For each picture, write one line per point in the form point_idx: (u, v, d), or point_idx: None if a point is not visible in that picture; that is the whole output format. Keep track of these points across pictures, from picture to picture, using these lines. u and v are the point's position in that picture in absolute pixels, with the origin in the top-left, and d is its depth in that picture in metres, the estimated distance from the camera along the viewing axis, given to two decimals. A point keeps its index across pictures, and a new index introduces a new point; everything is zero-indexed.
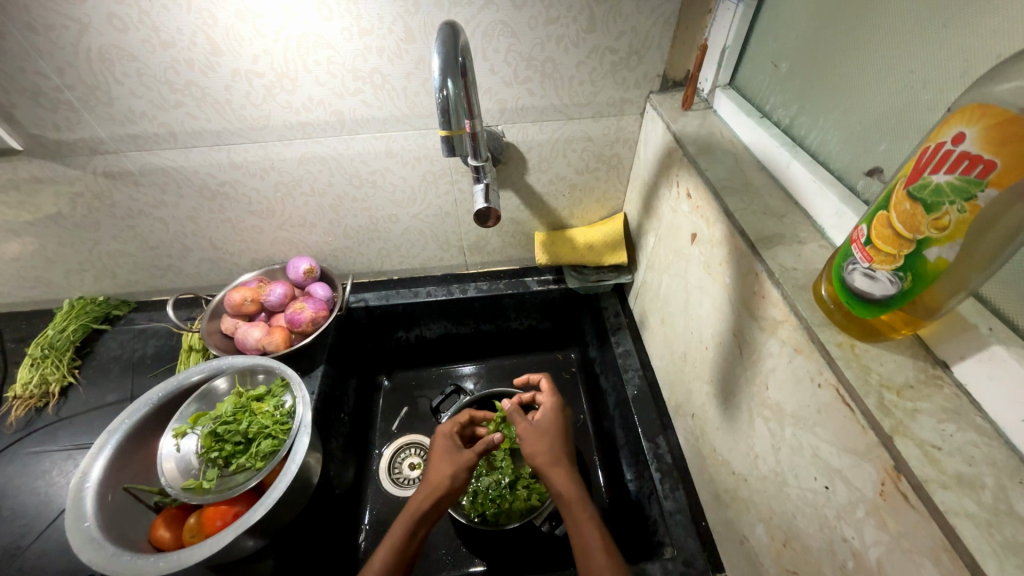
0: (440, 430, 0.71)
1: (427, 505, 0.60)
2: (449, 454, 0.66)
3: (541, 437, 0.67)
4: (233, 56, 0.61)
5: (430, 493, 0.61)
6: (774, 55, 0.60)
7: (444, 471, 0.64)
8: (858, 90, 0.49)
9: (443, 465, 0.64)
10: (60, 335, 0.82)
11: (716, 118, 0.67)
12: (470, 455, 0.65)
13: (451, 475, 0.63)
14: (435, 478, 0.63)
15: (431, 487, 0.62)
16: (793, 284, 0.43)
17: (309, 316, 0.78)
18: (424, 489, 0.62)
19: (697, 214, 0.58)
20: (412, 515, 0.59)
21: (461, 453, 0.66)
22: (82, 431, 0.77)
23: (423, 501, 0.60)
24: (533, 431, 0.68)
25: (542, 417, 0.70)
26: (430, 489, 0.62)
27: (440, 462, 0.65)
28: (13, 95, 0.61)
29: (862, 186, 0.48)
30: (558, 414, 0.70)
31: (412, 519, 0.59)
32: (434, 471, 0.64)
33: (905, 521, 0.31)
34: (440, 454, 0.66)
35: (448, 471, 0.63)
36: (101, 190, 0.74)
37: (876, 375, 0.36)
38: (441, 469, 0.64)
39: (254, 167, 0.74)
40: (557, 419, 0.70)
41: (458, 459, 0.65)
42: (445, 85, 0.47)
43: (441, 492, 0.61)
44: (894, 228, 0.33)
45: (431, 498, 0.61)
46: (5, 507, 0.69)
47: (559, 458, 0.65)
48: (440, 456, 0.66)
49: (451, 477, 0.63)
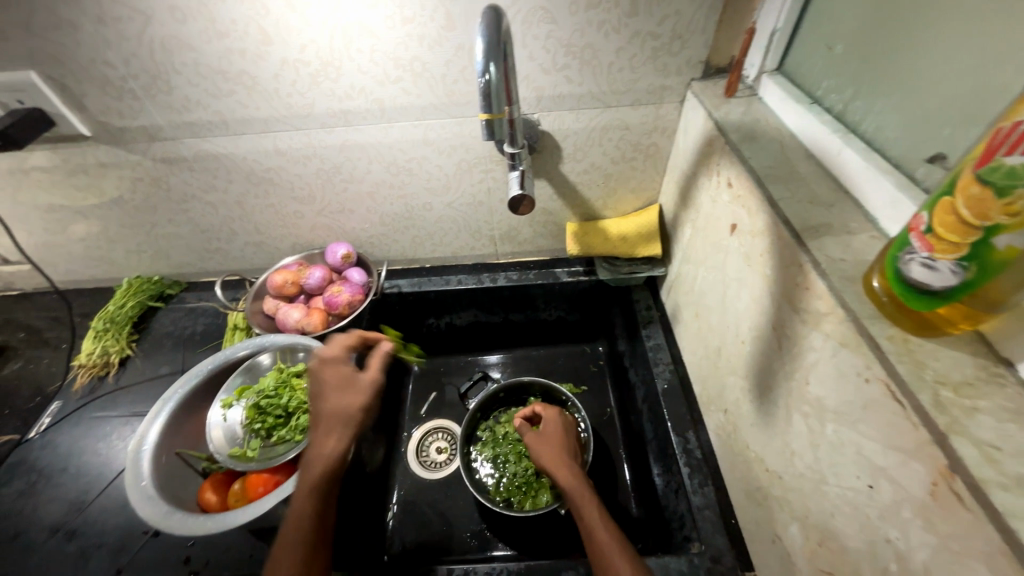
0: (317, 368, 0.60)
1: (335, 446, 0.55)
2: (341, 387, 0.59)
3: (545, 441, 0.71)
4: (282, 45, 0.63)
5: (336, 435, 0.55)
6: (829, 37, 0.57)
7: (341, 403, 0.57)
8: (922, 71, 0.46)
9: (345, 399, 0.58)
10: (120, 310, 0.89)
11: (762, 105, 0.64)
12: (362, 380, 0.60)
13: (348, 410, 0.57)
14: (330, 415, 0.56)
15: (334, 423, 0.56)
16: (841, 276, 0.41)
17: (346, 299, 0.81)
18: (324, 429, 0.56)
19: (738, 204, 0.57)
20: (322, 464, 0.54)
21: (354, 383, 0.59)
22: (138, 400, 0.83)
23: (332, 447, 0.55)
24: (538, 436, 0.73)
25: (546, 425, 0.75)
26: (336, 426, 0.56)
27: (337, 395, 0.58)
28: (84, 84, 0.66)
29: (922, 174, 0.45)
30: (561, 422, 0.75)
31: (319, 472, 0.53)
32: (330, 406, 0.57)
33: (956, 524, 0.30)
34: (332, 387, 0.59)
35: (354, 403, 0.58)
36: (158, 175, 0.79)
37: (931, 371, 0.34)
38: (335, 399, 0.58)
39: (298, 155, 0.77)
40: (560, 426, 0.75)
41: (356, 390, 0.59)
42: (487, 70, 0.48)
43: (344, 428, 0.56)
44: (960, 214, 0.31)
45: (338, 436, 0.55)
46: (71, 465, 0.75)
47: (564, 456, 0.69)
48: (333, 389, 0.58)
49: (354, 407, 0.57)
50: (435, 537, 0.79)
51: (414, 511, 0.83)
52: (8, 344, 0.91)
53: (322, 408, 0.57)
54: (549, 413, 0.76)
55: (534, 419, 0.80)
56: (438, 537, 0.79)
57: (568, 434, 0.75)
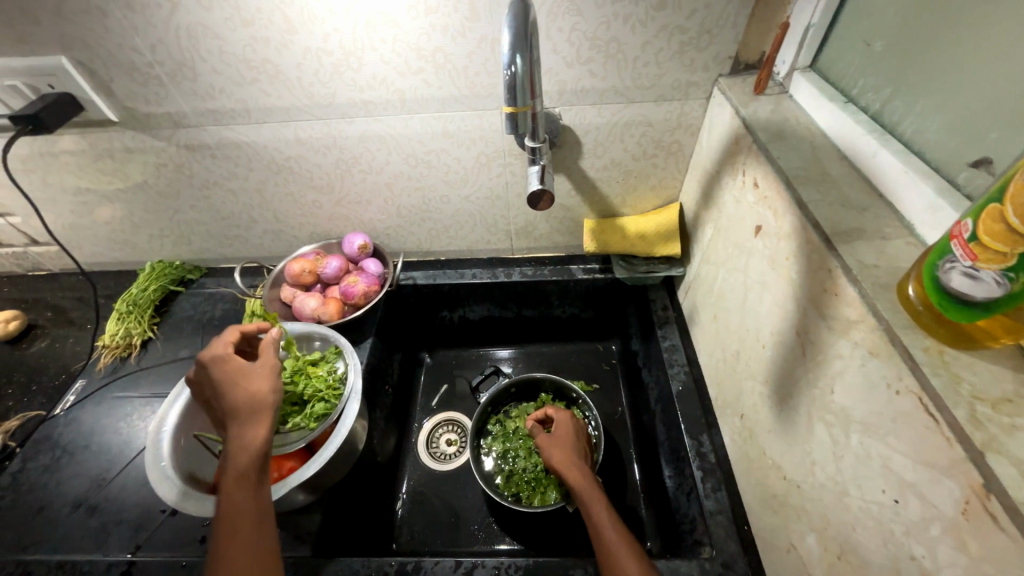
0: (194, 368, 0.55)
1: (253, 434, 0.50)
2: (241, 375, 0.53)
3: (557, 443, 0.71)
4: (306, 34, 0.63)
5: (258, 423, 0.51)
6: (866, 33, 0.55)
7: (255, 391, 0.52)
8: (968, 71, 0.44)
9: (251, 385, 0.53)
10: (143, 293, 0.91)
11: (792, 103, 0.62)
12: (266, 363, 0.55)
13: (253, 396, 0.52)
14: (233, 408, 0.51)
15: (243, 414, 0.51)
16: (874, 283, 0.39)
17: (361, 290, 0.82)
18: (234, 424, 0.50)
19: (764, 205, 0.55)
20: (248, 454, 0.49)
21: (255, 369, 0.54)
22: (158, 381, 0.85)
23: (252, 434, 0.50)
24: (550, 438, 0.73)
25: (558, 427, 0.75)
26: (249, 415, 0.51)
27: (244, 384, 0.53)
28: (112, 70, 0.67)
29: (964, 179, 0.43)
30: (573, 423, 0.75)
31: (245, 462, 0.48)
32: (235, 396, 0.52)
33: (990, 545, 0.29)
34: (234, 378, 0.53)
35: (263, 388, 0.53)
36: (182, 161, 0.80)
37: (968, 385, 0.33)
38: (234, 391, 0.52)
39: (318, 144, 0.77)
40: (572, 428, 0.74)
41: (257, 377, 0.54)
42: (514, 61, 0.47)
43: (254, 414, 0.51)
44: (1008, 223, 0.29)
45: (258, 425, 0.50)
46: (94, 442, 0.77)
47: (576, 457, 0.69)
48: (237, 379, 0.53)
49: (264, 391, 0.52)
50: (444, 528, 0.80)
51: (423, 502, 0.83)
52: (36, 323, 0.94)
53: (229, 402, 0.51)
54: (561, 415, 0.76)
55: (546, 421, 0.79)
56: (447, 528, 0.80)
57: (579, 436, 0.74)
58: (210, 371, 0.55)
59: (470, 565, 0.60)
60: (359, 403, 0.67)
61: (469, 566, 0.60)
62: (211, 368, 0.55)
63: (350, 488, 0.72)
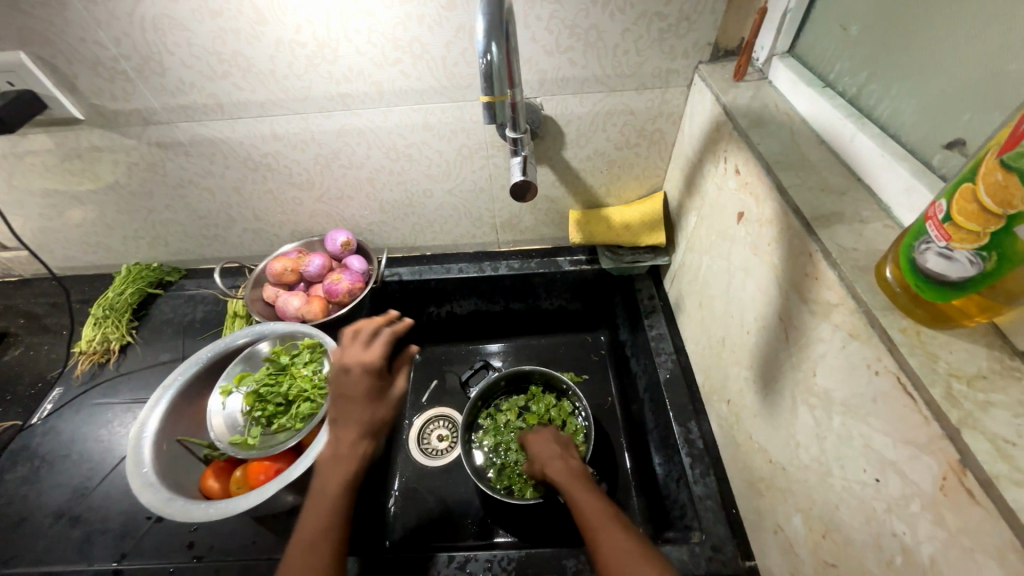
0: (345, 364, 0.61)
1: (364, 452, 0.57)
2: (372, 396, 0.60)
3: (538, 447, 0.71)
4: (278, 25, 0.61)
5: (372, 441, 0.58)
6: (843, 18, 0.55)
7: (376, 416, 0.59)
8: (941, 54, 0.44)
9: (379, 406, 0.60)
10: (119, 297, 0.88)
11: (771, 89, 0.62)
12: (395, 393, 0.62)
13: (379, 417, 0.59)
14: (360, 420, 0.58)
15: (366, 429, 0.58)
16: (853, 266, 0.40)
17: (346, 287, 0.81)
18: (355, 434, 0.57)
19: (746, 191, 0.55)
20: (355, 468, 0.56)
21: (385, 394, 0.61)
22: (139, 387, 0.83)
23: (362, 452, 0.57)
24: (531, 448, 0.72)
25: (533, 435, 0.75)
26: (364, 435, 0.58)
27: (369, 405, 0.59)
28: (75, 65, 0.65)
29: (938, 161, 0.44)
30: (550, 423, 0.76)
31: (351, 474, 0.55)
32: (357, 414, 0.58)
33: (967, 519, 0.29)
34: (366, 396, 0.60)
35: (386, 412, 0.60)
36: (154, 159, 0.78)
37: (944, 364, 0.33)
38: (367, 408, 0.59)
39: (296, 139, 0.75)
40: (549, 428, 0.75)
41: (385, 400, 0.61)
42: (489, 50, 0.46)
43: (370, 437, 0.58)
44: (981, 202, 0.30)
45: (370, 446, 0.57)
46: (74, 451, 0.75)
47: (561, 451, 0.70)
48: (365, 399, 0.60)
49: (384, 419, 0.60)
50: (437, 523, 0.80)
51: (415, 498, 0.83)
52: (8, 330, 0.91)
53: (359, 411, 0.59)
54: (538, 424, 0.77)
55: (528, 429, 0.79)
56: (440, 523, 0.80)
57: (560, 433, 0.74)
58: (343, 378, 0.61)
59: (463, 559, 0.60)
60: None
61: (461, 560, 0.60)
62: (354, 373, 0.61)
63: None
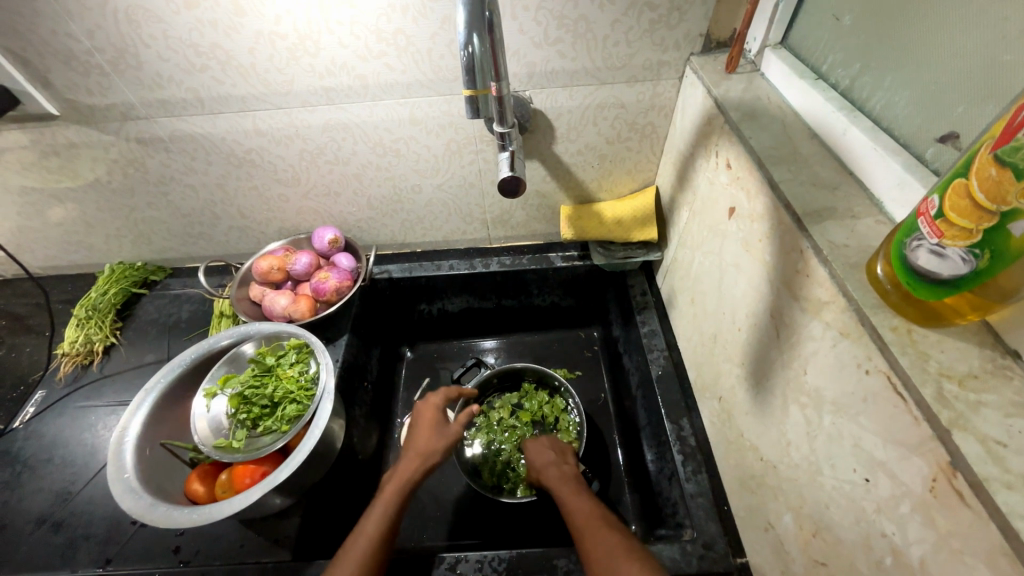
0: (426, 402, 0.72)
1: (413, 473, 0.62)
2: (434, 428, 0.68)
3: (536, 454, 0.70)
4: (256, 17, 0.59)
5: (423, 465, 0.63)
6: (836, 8, 0.54)
7: (432, 442, 0.66)
8: (934, 45, 0.43)
9: (436, 437, 0.67)
10: (102, 297, 0.86)
11: (763, 81, 0.61)
12: (456, 427, 0.69)
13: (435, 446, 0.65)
14: (420, 445, 0.65)
15: (420, 454, 0.64)
16: (845, 263, 0.39)
17: (333, 286, 0.79)
18: (411, 457, 0.64)
19: (737, 186, 0.54)
20: (404, 482, 0.60)
21: (446, 428, 0.69)
22: (123, 388, 0.81)
23: (414, 469, 0.62)
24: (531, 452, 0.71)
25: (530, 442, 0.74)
26: (419, 456, 0.64)
27: (428, 433, 0.67)
28: (47, 59, 0.62)
29: (931, 155, 0.43)
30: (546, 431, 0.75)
31: (398, 489, 0.59)
32: (417, 442, 0.66)
33: (957, 521, 0.29)
34: (428, 428, 0.68)
35: (440, 443, 0.66)
36: (134, 156, 0.76)
37: (936, 363, 0.33)
38: (426, 438, 0.66)
39: (279, 135, 0.74)
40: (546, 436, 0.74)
41: (445, 433, 0.68)
42: (470, 41, 0.45)
43: (423, 461, 0.63)
44: (974, 198, 0.29)
45: (422, 466, 0.62)
46: (57, 455, 0.74)
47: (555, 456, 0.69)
48: (426, 427, 0.68)
49: (440, 446, 0.65)
50: (429, 522, 0.79)
51: None
52: None
53: (419, 439, 0.66)
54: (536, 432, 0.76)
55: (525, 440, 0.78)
56: (432, 522, 0.79)
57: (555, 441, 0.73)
58: (418, 415, 0.71)
59: (453, 559, 0.60)
60: (332, 402, 0.64)
61: (452, 561, 0.59)
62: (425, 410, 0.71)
63: (330, 488, 0.70)
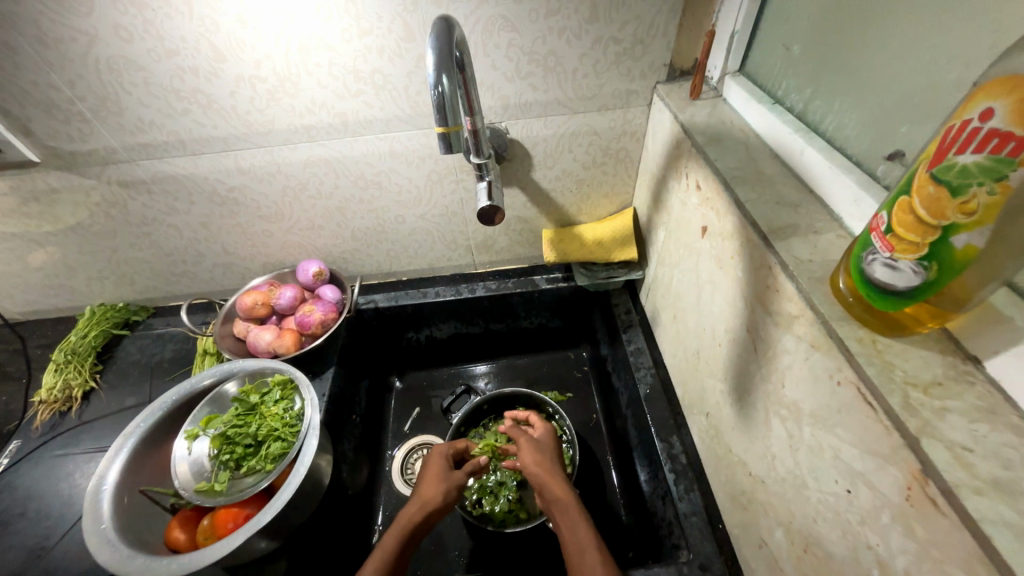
0: (435, 449, 0.72)
1: (415, 520, 0.61)
2: (442, 473, 0.68)
3: (536, 453, 0.69)
4: (236, 62, 0.61)
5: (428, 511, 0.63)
6: (786, 38, 0.58)
7: (437, 488, 0.65)
8: (876, 70, 0.46)
9: (439, 483, 0.66)
10: (82, 341, 0.85)
11: (726, 106, 0.64)
12: (461, 474, 0.69)
13: (442, 492, 0.65)
14: (426, 493, 0.65)
15: (425, 501, 0.64)
16: (809, 277, 0.40)
17: (318, 319, 0.79)
18: (416, 504, 0.63)
19: (708, 206, 0.56)
20: (405, 529, 0.60)
21: (452, 474, 0.68)
22: (103, 434, 0.79)
23: (416, 516, 0.61)
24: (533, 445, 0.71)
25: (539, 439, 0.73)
26: (422, 503, 0.63)
27: (432, 479, 0.66)
28: (28, 108, 0.63)
29: (882, 171, 0.45)
30: (552, 436, 0.74)
31: (399, 537, 0.59)
32: (425, 488, 0.65)
33: (935, 529, 0.29)
34: (434, 475, 0.67)
35: (444, 489, 0.65)
36: (116, 199, 0.76)
37: (901, 372, 0.34)
38: (433, 485, 0.66)
39: (262, 173, 0.75)
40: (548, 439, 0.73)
41: (450, 478, 0.67)
42: (440, 81, 0.46)
43: (427, 508, 0.63)
44: (917, 214, 0.31)
45: (424, 512, 0.62)
46: (32, 508, 0.71)
47: (551, 464, 0.67)
48: (434, 473, 0.68)
49: (443, 493, 0.65)
50: (423, 558, 0.77)
51: None
52: None
53: (426, 487, 0.66)
54: (541, 429, 0.75)
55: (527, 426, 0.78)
56: (426, 558, 0.77)
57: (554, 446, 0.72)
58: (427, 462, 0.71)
59: None
60: (318, 438, 0.64)
61: None
62: (435, 456, 0.71)
63: (318, 528, 0.68)
